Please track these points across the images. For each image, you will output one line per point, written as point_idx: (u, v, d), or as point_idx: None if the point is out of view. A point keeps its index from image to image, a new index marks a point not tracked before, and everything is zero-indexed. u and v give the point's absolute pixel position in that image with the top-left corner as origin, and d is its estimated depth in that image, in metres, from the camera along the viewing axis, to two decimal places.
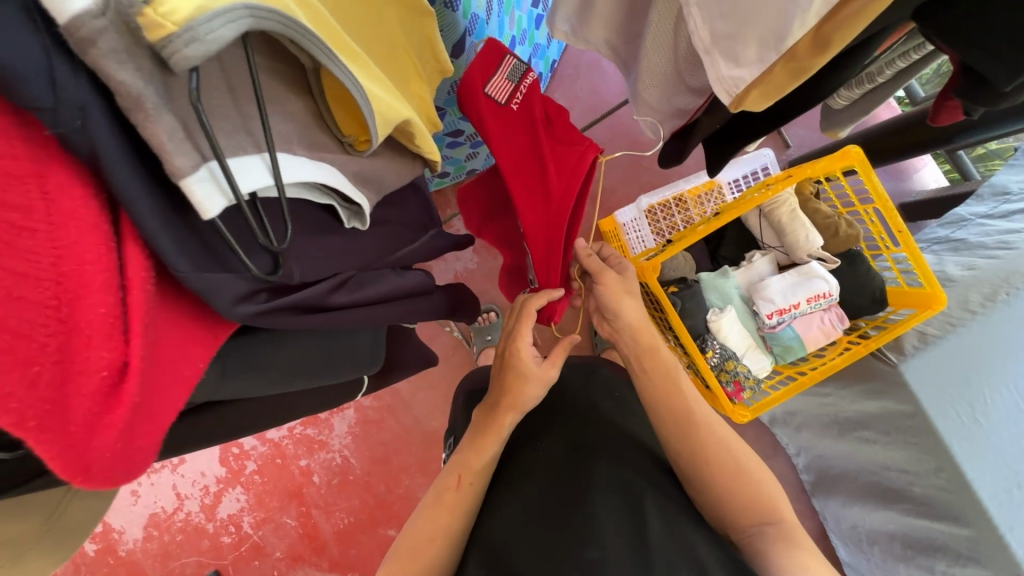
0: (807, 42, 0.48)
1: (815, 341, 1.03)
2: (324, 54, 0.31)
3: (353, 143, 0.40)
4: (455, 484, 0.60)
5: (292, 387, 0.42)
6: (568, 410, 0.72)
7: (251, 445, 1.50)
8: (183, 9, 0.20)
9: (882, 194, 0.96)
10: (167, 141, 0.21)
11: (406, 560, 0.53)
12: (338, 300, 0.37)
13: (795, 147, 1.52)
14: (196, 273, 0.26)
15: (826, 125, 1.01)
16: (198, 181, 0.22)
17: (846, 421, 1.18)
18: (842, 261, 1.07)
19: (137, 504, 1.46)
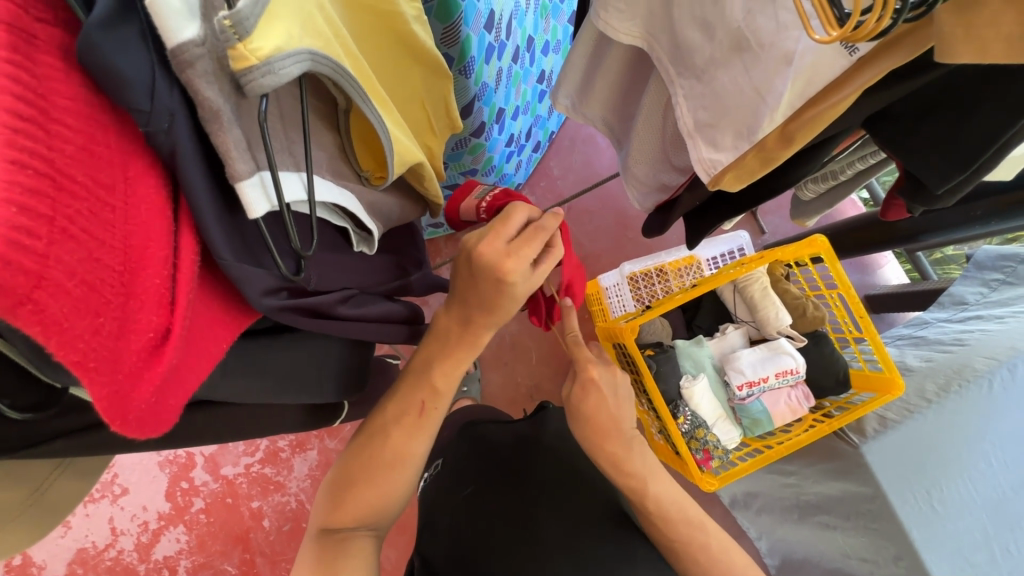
0: (775, 136, 0.55)
1: (782, 416, 1.07)
2: (364, 98, 0.36)
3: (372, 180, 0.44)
4: (417, 410, 0.57)
5: (279, 400, 0.43)
6: (552, 457, 0.75)
7: (202, 480, 1.44)
8: (265, 48, 0.24)
9: (845, 280, 1.03)
10: (234, 150, 0.25)
11: (367, 483, 0.56)
12: (342, 313, 0.40)
13: (769, 233, 1.64)
14: (236, 262, 0.28)
15: (796, 213, 1.10)
16: (252, 185, 0.26)
17: (805, 506, 1.18)
18: (808, 341, 1.13)
19: (64, 537, 1.35)
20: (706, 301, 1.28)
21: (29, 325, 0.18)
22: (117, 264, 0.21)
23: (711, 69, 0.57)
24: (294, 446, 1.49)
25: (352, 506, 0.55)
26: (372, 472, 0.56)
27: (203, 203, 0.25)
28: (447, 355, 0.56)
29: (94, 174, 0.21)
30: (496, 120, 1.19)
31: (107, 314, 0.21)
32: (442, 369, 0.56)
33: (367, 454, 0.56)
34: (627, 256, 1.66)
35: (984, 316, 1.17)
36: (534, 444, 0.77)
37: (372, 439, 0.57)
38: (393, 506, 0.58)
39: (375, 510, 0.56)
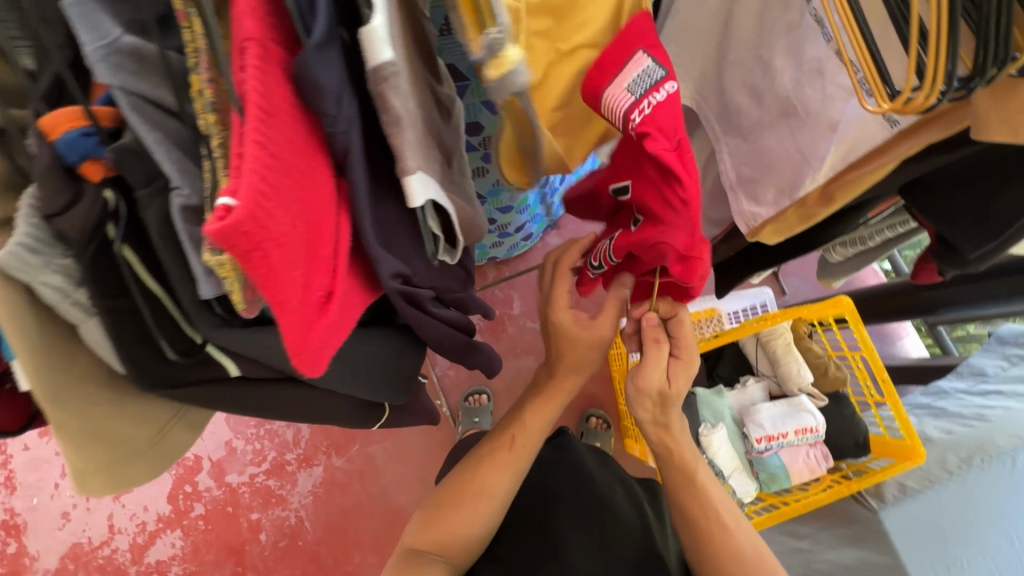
0: (816, 195, 0.60)
1: (800, 474, 1.07)
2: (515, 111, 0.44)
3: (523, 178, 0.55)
4: (508, 446, 0.63)
5: (350, 389, 0.47)
6: (575, 482, 0.76)
7: (205, 485, 1.44)
8: (510, 55, 0.28)
9: (869, 343, 1.05)
10: (405, 149, 0.30)
11: (455, 508, 0.60)
12: (428, 308, 0.44)
13: (790, 294, 1.67)
14: (380, 245, 0.32)
15: (822, 273, 1.14)
16: (417, 180, 0.31)
17: None
18: (830, 402, 1.14)
19: (63, 529, 1.36)
20: (728, 352, 1.29)
21: (256, 269, 0.22)
22: (311, 230, 0.25)
23: (759, 130, 0.62)
24: (300, 460, 1.49)
25: (440, 529, 0.59)
26: (459, 501, 0.61)
27: (360, 190, 0.30)
28: (538, 399, 0.65)
29: (297, 157, 0.25)
30: None
31: (304, 271, 0.24)
32: (534, 410, 0.64)
33: (458, 480, 0.62)
34: None
35: (1006, 392, 1.17)
36: (554, 462, 0.80)
37: (465, 471, 0.63)
38: (472, 543, 0.61)
39: (458, 537, 0.59)
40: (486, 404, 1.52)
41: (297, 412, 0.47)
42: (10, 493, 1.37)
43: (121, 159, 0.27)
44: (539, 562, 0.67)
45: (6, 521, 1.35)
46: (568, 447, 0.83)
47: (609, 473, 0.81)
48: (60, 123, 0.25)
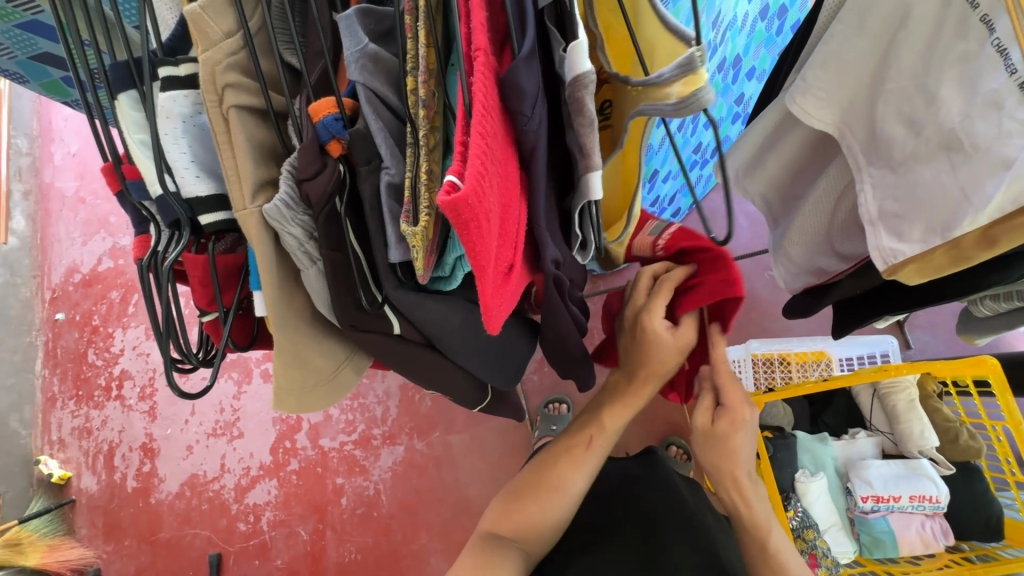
0: (975, 237, 0.56)
1: (911, 545, 0.96)
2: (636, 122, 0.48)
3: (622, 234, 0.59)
4: (584, 445, 0.67)
5: (477, 364, 0.52)
6: (670, 500, 0.77)
7: (301, 444, 1.58)
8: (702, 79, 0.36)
9: (1015, 413, 0.93)
10: (580, 148, 0.35)
11: (530, 496, 0.64)
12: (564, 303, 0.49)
13: (917, 349, 1.51)
14: (542, 231, 0.37)
15: (963, 327, 1.03)
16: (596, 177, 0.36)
17: None
18: (957, 471, 1.02)
19: (186, 459, 1.58)
20: (839, 400, 1.19)
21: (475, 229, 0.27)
22: (506, 208, 0.30)
23: (911, 162, 0.59)
24: (386, 437, 1.58)
25: (516, 517, 0.62)
26: (538, 491, 0.64)
27: (539, 179, 0.34)
28: (614, 402, 0.68)
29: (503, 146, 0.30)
30: (648, 180, 1.31)
31: (499, 240, 0.29)
32: (611, 412, 0.68)
33: (536, 472, 0.66)
34: (746, 337, 1.67)
35: None
36: (648, 479, 0.82)
37: (542, 466, 0.66)
38: (547, 532, 0.63)
39: (532, 526, 0.62)
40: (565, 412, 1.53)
41: (432, 378, 0.53)
42: (151, 420, 1.60)
43: (355, 140, 0.35)
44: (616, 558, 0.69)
45: (145, 443, 1.59)
46: (662, 473, 0.83)
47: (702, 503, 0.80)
48: (323, 110, 0.35)
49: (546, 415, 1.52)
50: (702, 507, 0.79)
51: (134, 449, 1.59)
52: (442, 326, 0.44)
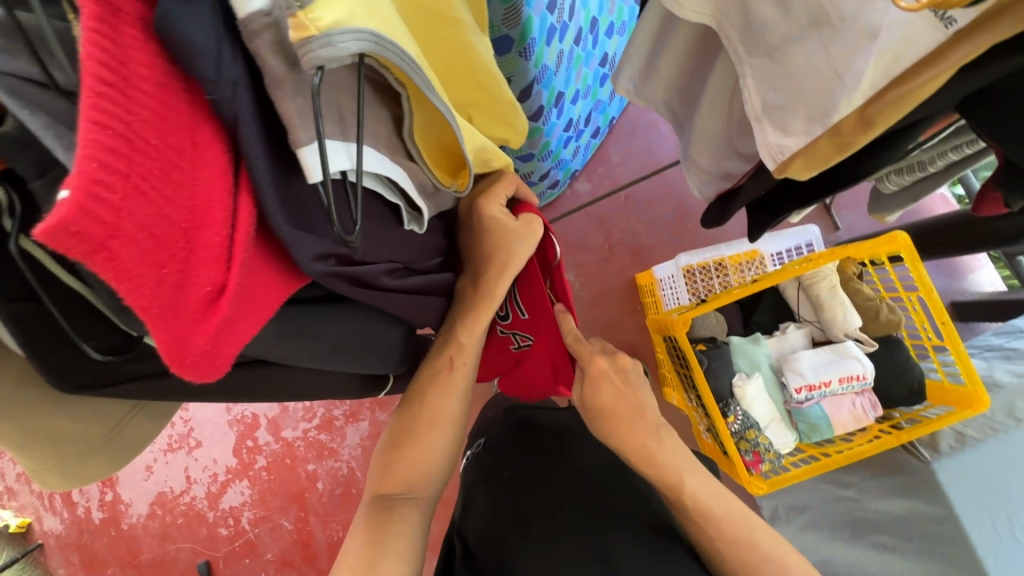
0: (853, 120, 0.51)
1: (844, 425, 1.01)
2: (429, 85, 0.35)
3: (457, 188, 0.49)
4: (447, 368, 0.59)
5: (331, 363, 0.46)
6: (600, 450, 0.76)
7: (264, 440, 1.52)
8: (327, 20, 0.24)
9: (927, 283, 0.95)
10: (296, 117, 0.27)
11: (407, 440, 0.57)
12: (385, 282, 0.43)
13: (844, 229, 1.53)
14: (288, 227, 0.30)
15: (873, 207, 1.01)
16: (310, 151, 0.28)
17: (858, 527, 1.08)
18: (880, 346, 1.06)
19: (148, 479, 1.51)
20: (767, 298, 1.20)
21: (105, 269, 0.20)
22: (179, 220, 0.23)
23: (786, 46, 0.53)
24: (347, 415, 1.53)
25: (399, 469, 0.56)
26: (414, 430, 0.58)
27: (260, 167, 0.27)
28: (463, 311, 0.58)
29: (173, 139, 0.23)
30: (555, 104, 1.22)
31: (168, 265, 0.22)
32: (464, 323, 0.58)
33: (406, 415, 0.59)
34: (684, 248, 1.66)
35: None
36: (577, 439, 0.78)
37: (411, 400, 0.59)
38: (437, 467, 0.58)
39: (419, 472, 0.57)
40: None
41: (266, 386, 0.47)
42: None
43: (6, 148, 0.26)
44: (540, 521, 0.66)
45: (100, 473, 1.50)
46: (588, 432, 0.80)
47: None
48: None
49: None
50: None
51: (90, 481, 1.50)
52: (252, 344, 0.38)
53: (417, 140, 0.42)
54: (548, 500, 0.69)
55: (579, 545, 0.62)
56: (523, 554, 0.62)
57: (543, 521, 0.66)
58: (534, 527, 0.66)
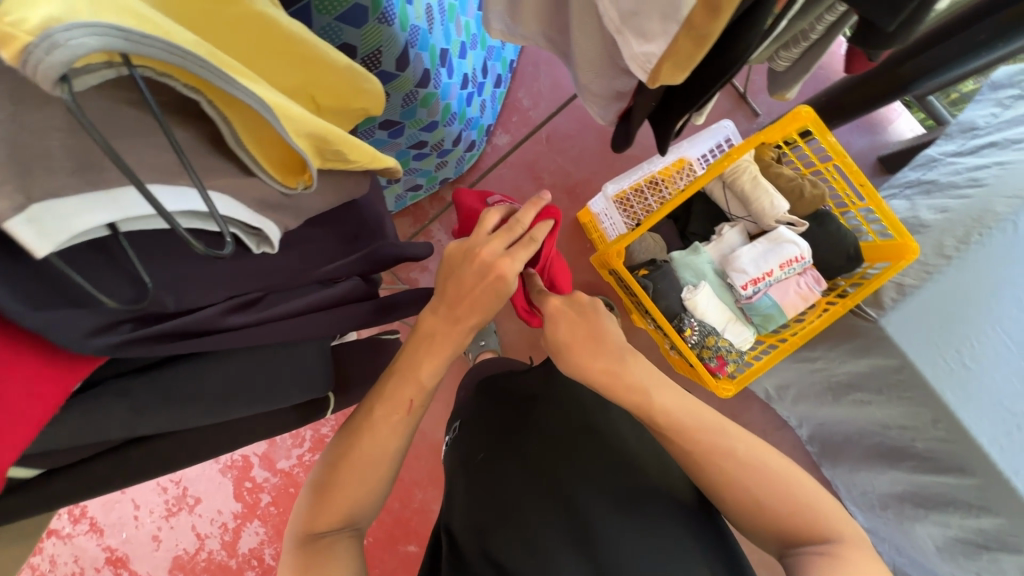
0: (701, 8, 0.48)
1: (794, 306, 1.03)
2: (225, 79, 0.31)
3: (305, 187, 0.43)
4: (404, 408, 0.59)
5: (240, 409, 0.43)
6: (569, 407, 0.74)
7: (262, 477, 1.49)
8: (34, 19, 0.21)
9: (839, 150, 0.94)
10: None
11: (349, 480, 0.57)
12: (231, 323, 0.37)
13: (764, 114, 1.54)
14: (31, 313, 0.25)
15: (773, 87, 0.97)
16: (20, 224, 0.23)
17: (837, 388, 1.16)
18: (811, 223, 1.07)
19: (159, 548, 1.44)
20: (698, 206, 1.20)
21: None
22: None
23: None
24: (336, 430, 1.51)
25: (334, 506, 0.56)
26: (346, 468, 0.58)
27: None
28: (426, 348, 0.59)
29: None
30: (442, 64, 1.15)
31: None
32: (429, 363, 0.59)
33: (351, 444, 0.58)
34: (617, 173, 1.64)
35: (1000, 143, 1.05)
36: (545, 406, 0.76)
37: (354, 435, 0.58)
38: (370, 499, 0.59)
39: (354, 506, 0.58)
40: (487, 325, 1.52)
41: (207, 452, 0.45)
42: (101, 534, 1.44)
43: None
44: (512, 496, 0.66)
45: (109, 557, 1.43)
46: (558, 391, 0.77)
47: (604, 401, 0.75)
48: None
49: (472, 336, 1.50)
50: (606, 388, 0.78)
51: (102, 567, 1.43)
52: (106, 432, 0.34)
53: (250, 148, 0.37)
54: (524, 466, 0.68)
55: (549, 527, 0.61)
56: (500, 545, 0.61)
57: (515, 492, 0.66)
58: (508, 502, 0.66)
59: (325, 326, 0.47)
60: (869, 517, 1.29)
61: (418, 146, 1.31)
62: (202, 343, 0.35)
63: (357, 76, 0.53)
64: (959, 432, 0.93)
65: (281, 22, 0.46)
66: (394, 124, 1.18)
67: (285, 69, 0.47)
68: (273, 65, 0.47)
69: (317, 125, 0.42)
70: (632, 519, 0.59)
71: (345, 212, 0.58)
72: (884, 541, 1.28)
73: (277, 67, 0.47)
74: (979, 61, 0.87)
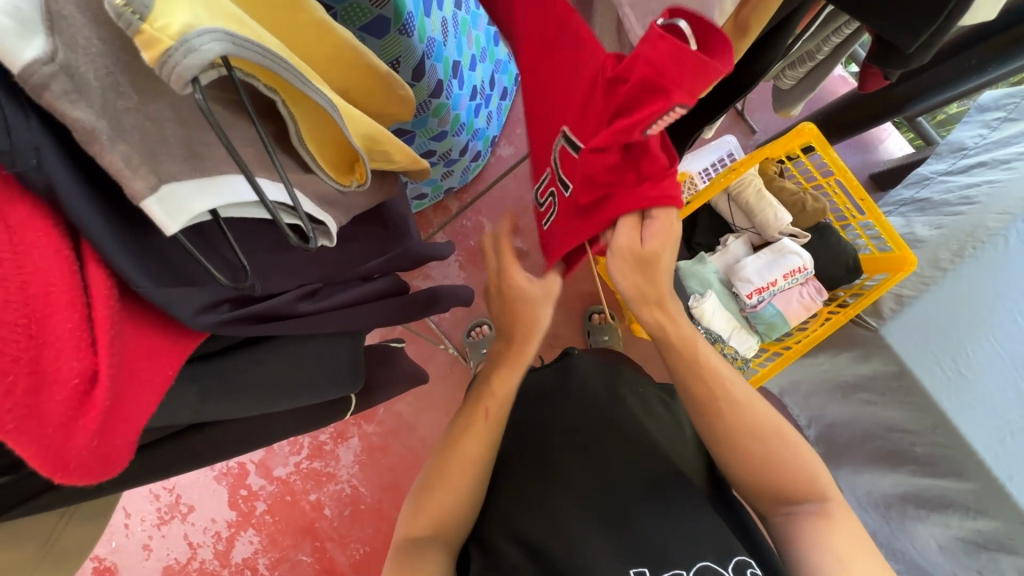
0: (730, 27, 0.51)
1: (797, 316, 1.07)
2: (306, 83, 0.33)
3: (357, 185, 0.45)
4: (483, 417, 0.65)
5: (293, 397, 0.45)
6: (594, 403, 0.75)
7: (258, 485, 1.47)
8: (175, 26, 0.23)
9: (841, 165, 0.99)
10: (125, 168, 0.24)
11: (440, 483, 0.60)
12: (305, 310, 0.39)
13: (761, 131, 1.59)
14: (154, 287, 0.28)
15: (778, 105, 1.01)
16: (157, 201, 0.25)
17: (845, 387, 1.19)
18: (812, 235, 1.11)
19: (149, 558, 1.41)
20: (702, 217, 1.23)
21: None
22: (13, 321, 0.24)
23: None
24: (336, 436, 1.51)
25: (426, 511, 0.58)
26: (443, 474, 0.60)
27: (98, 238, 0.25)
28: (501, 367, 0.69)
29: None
30: (454, 75, 1.18)
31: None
32: (501, 375, 0.68)
33: (441, 452, 0.62)
34: None
35: (988, 163, 1.10)
36: (565, 399, 0.77)
37: (444, 443, 0.64)
38: (462, 507, 0.60)
39: (447, 511, 0.59)
40: (489, 333, 1.53)
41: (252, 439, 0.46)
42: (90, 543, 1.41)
43: None
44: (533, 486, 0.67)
45: (97, 567, 1.40)
46: (573, 386, 0.79)
47: (616, 393, 0.78)
48: None
49: (473, 344, 1.53)
50: (624, 384, 0.80)
51: None
52: (180, 414, 0.35)
53: (310, 145, 0.39)
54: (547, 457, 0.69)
55: (580, 514, 0.62)
56: (534, 529, 0.61)
57: (538, 477, 0.67)
58: (530, 487, 0.67)
59: (371, 318, 0.49)
60: (871, 521, 1.28)
61: (427, 155, 1.34)
62: (283, 326, 0.37)
63: (394, 84, 0.56)
64: (956, 438, 0.96)
65: (336, 27, 0.47)
66: (406, 132, 1.20)
67: (329, 70, 0.50)
68: (320, 65, 0.49)
69: (371, 126, 0.45)
70: (659, 505, 0.61)
71: (378, 214, 0.61)
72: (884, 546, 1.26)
73: (324, 67, 0.49)
74: (973, 84, 0.93)
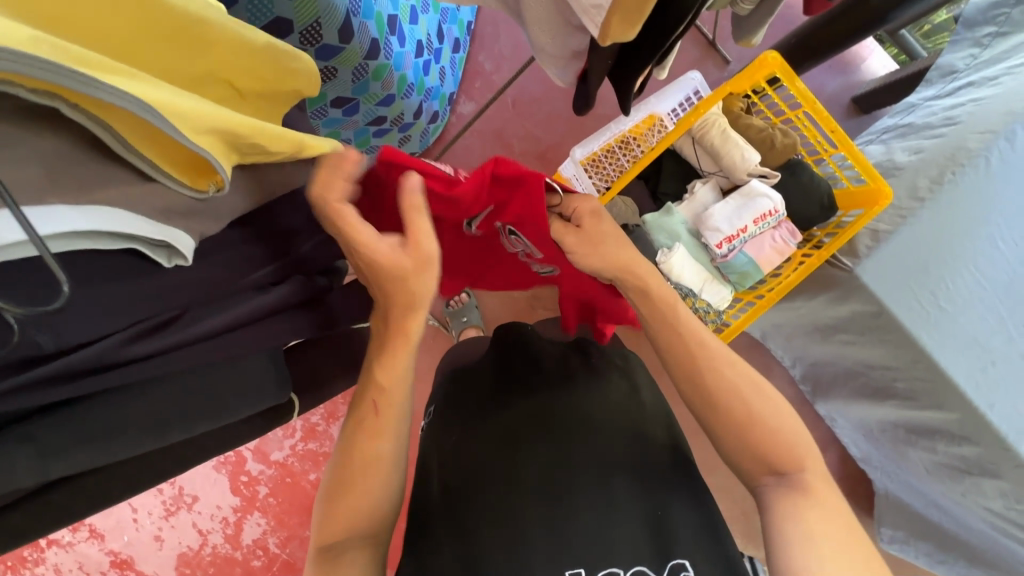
0: None
1: (770, 261, 1.02)
2: (87, 80, 0.28)
3: (217, 189, 0.38)
4: (373, 411, 0.56)
5: (193, 424, 0.41)
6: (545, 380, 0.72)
7: (257, 470, 1.46)
8: None
9: (808, 96, 0.91)
10: None
11: (344, 495, 0.55)
12: (137, 351, 0.36)
13: (734, 61, 1.48)
14: None
15: (737, 34, 0.91)
16: None
17: (823, 329, 1.13)
18: (783, 173, 1.05)
19: (162, 547, 1.41)
20: (668, 164, 1.16)
21: None
22: None
23: None
24: (327, 417, 1.50)
25: (335, 523, 0.54)
26: (349, 484, 0.55)
27: None
28: (381, 351, 0.56)
29: None
30: (391, 31, 1.07)
31: None
32: (382, 365, 0.55)
33: (341, 468, 0.56)
34: (587, 135, 1.59)
35: (977, 82, 1.03)
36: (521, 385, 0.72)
37: (342, 449, 0.57)
38: (380, 513, 0.56)
39: (360, 522, 0.55)
40: (468, 301, 1.49)
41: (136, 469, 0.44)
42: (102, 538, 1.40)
43: None
44: (485, 479, 0.63)
45: (114, 561, 1.40)
46: (534, 368, 0.75)
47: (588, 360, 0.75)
48: None
49: (453, 313, 1.49)
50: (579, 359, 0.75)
51: (107, 571, 1.39)
52: (17, 477, 0.33)
53: (146, 151, 0.34)
54: (501, 438, 0.66)
55: (523, 495, 0.61)
56: (480, 526, 0.59)
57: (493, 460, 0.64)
58: (483, 470, 0.63)
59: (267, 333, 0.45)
60: (860, 447, 1.30)
61: (378, 122, 1.24)
62: (89, 382, 0.34)
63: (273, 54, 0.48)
64: (936, 371, 0.94)
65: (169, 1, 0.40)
66: (347, 100, 1.11)
67: (182, 57, 0.42)
68: (167, 50, 0.41)
69: (219, 112, 0.36)
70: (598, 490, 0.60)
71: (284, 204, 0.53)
72: (874, 468, 1.30)
73: (173, 54, 0.42)
74: None
